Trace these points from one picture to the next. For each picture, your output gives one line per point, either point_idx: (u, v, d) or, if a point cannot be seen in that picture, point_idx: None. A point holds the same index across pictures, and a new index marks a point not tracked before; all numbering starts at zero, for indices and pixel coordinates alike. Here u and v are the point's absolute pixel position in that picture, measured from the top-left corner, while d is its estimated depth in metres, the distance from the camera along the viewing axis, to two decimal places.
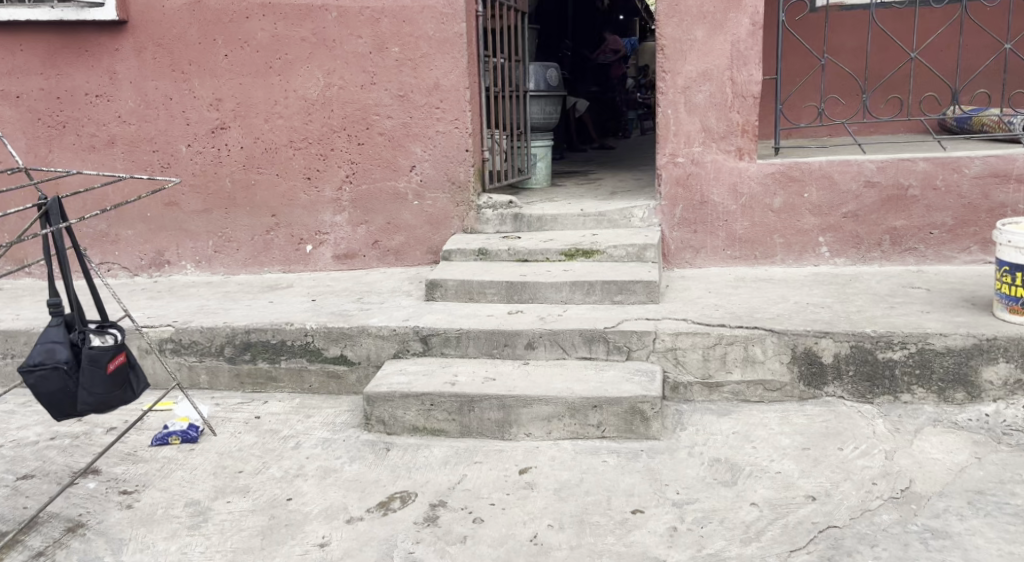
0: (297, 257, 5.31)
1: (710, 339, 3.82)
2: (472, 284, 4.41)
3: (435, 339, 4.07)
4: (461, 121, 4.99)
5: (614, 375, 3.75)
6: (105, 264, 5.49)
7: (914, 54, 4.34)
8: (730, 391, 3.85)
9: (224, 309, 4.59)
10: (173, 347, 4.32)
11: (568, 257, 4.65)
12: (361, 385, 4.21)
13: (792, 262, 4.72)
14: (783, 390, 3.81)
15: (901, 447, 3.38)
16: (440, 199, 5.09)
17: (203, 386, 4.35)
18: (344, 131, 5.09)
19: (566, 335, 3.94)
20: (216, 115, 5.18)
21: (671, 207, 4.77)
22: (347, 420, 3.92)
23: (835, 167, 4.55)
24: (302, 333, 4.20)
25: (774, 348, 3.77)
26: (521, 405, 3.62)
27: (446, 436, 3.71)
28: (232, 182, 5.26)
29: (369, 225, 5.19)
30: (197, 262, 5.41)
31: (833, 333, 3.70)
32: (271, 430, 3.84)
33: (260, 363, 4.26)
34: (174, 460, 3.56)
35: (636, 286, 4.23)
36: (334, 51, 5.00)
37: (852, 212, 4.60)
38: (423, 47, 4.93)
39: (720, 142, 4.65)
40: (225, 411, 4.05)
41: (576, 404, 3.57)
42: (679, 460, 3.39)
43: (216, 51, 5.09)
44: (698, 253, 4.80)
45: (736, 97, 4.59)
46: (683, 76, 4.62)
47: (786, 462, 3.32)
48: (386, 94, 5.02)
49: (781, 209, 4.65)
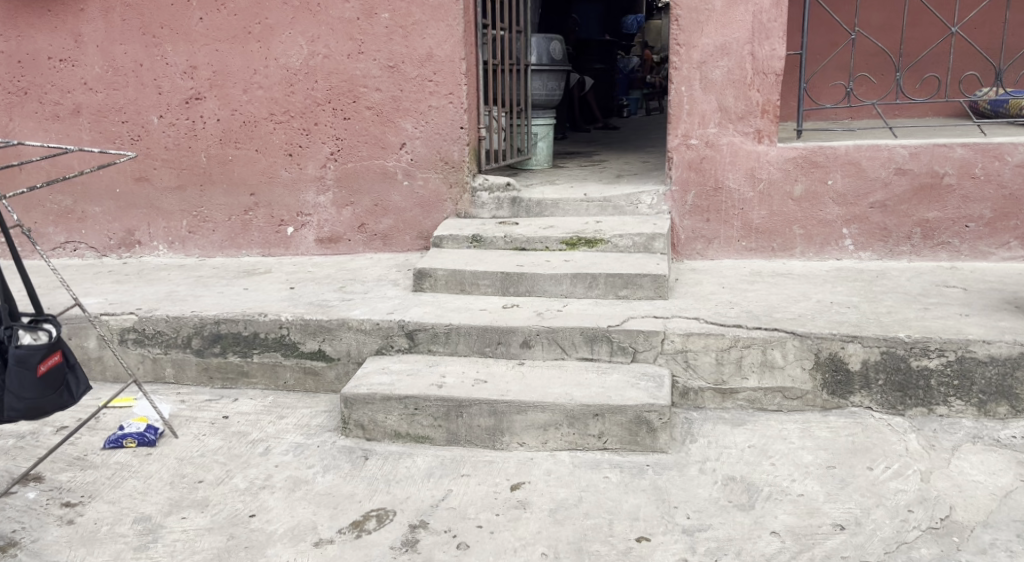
0: (278, 240, 4.93)
1: (724, 342, 3.45)
2: (465, 274, 4.05)
3: (423, 335, 3.71)
4: (456, 95, 4.58)
5: (617, 380, 3.39)
6: (71, 244, 5.11)
7: (955, 28, 3.95)
8: (745, 398, 3.49)
9: (194, 296, 4.21)
10: (136, 338, 3.95)
11: (569, 246, 4.28)
12: (340, 384, 3.84)
13: (812, 255, 4.34)
14: (804, 399, 3.44)
15: (937, 467, 3.01)
16: (432, 179, 4.70)
17: (168, 380, 3.97)
18: (329, 104, 4.70)
19: (565, 333, 3.58)
20: (190, 84, 4.79)
21: (682, 193, 4.40)
22: (323, 423, 3.56)
23: (864, 152, 4.16)
24: (277, 326, 3.84)
25: (795, 353, 3.40)
26: (514, 412, 3.26)
27: (431, 443, 3.36)
28: (208, 157, 4.87)
29: (355, 206, 4.80)
30: (170, 243, 5.03)
31: (861, 338, 3.32)
32: (239, 433, 3.48)
33: (230, 357, 3.89)
34: (127, 467, 3.19)
35: (643, 280, 3.86)
36: (319, 16, 4.60)
37: (879, 202, 4.21)
38: (416, 13, 4.52)
39: (738, 123, 4.27)
40: (191, 409, 3.68)
41: (575, 413, 3.22)
42: (689, 479, 3.03)
43: (190, 13, 4.69)
44: (711, 244, 4.43)
45: (756, 73, 4.20)
46: (699, 50, 4.22)
47: (810, 483, 2.95)
48: (375, 65, 4.62)
49: (802, 197, 4.27)
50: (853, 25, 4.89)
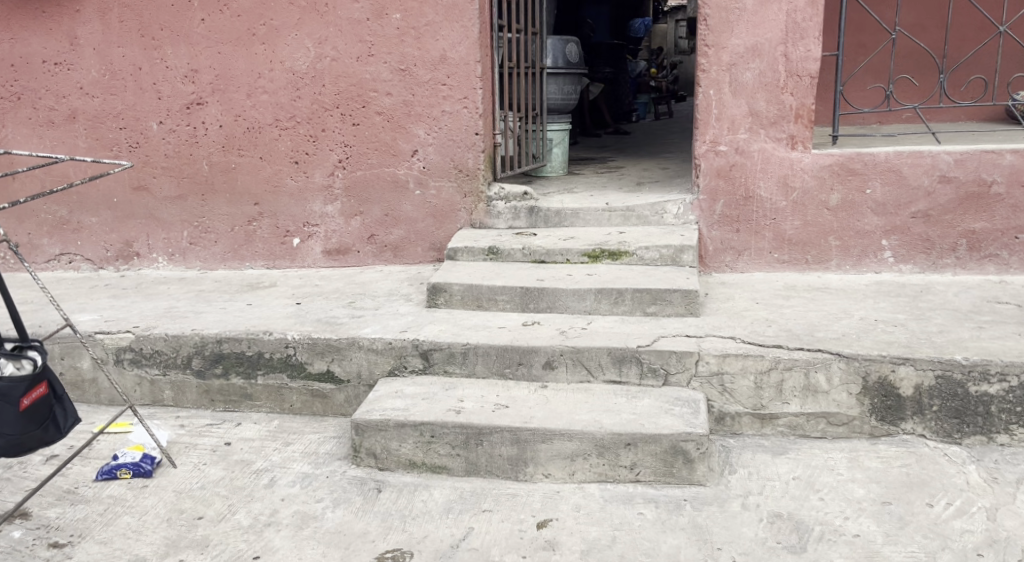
0: (283, 251, 4.70)
1: (764, 363, 3.21)
2: (482, 289, 3.81)
3: (438, 355, 3.47)
4: (471, 99, 4.35)
5: (649, 406, 3.14)
6: (67, 256, 4.88)
7: (1003, 26, 3.73)
8: (786, 424, 3.24)
9: (194, 313, 3.97)
10: (133, 358, 3.70)
11: (591, 258, 4.04)
12: (349, 407, 3.60)
13: (849, 268, 4.10)
14: (850, 425, 3.19)
15: (1003, 504, 2.76)
16: (446, 188, 4.46)
17: (167, 404, 3.73)
18: (337, 110, 4.47)
19: (591, 354, 3.34)
20: (191, 89, 4.56)
21: (710, 202, 4.15)
22: (332, 450, 3.31)
23: (905, 159, 3.92)
24: (283, 345, 3.60)
25: (841, 377, 3.15)
26: (539, 440, 3.01)
27: (449, 474, 3.12)
28: (210, 165, 4.64)
29: (364, 216, 4.57)
30: (170, 255, 4.80)
31: (914, 360, 3.07)
32: (242, 461, 3.23)
33: (233, 379, 3.65)
34: (121, 501, 2.95)
35: (673, 296, 3.62)
36: (326, 16, 4.37)
37: (922, 211, 3.97)
38: (429, 13, 4.29)
39: (770, 128, 4.03)
40: (190, 435, 3.43)
41: (605, 442, 2.97)
42: (732, 516, 2.78)
43: (191, 14, 4.47)
44: (740, 256, 4.18)
45: (790, 76, 3.96)
46: (729, 51, 3.98)
47: (865, 521, 2.70)
48: (385, 67, 4.39)
49: (838, 207, 4.03)
50: (891, 25, 4.82)
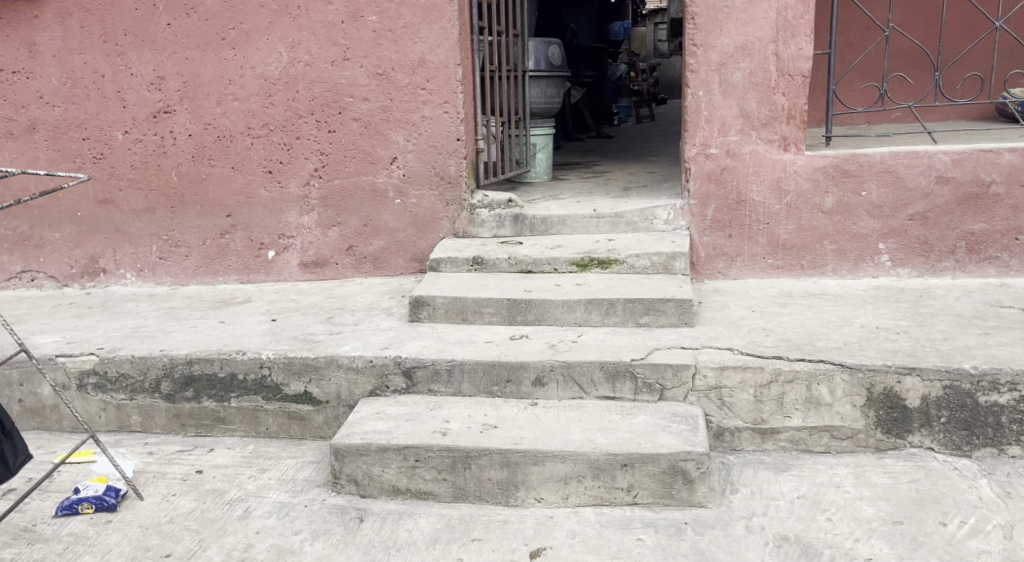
0: (258, 265, 4.50)
1: (763, 376, 3.06)
2: (467, 301, 3.64)
3: (422, 372, 3.29)
4: (452, 104, 4.19)
5: (645, 423, 2.98)
6: (29, 273, 4.65)
7: (999, 23, 3.56)
8: (788, 439, 3.10)
9: (164, 332, 3.76)
10: (97, 383, 3.50)
11: (580, 267, 3.89)
12: (329, 429, 3.42)
13: (846, 273, 3.96)
14: (855, 439, 3.05)
15: (1020, 521, 2.62)
16: (427, 197, 4.30)
17: (135, 430, 3.52)
18: (312, 116, 4.29)
19: (583, 369, 3.18)
20: (158, 97, 4.37)
21: (702, 207, 4.01)
22: (310, 477, 3.13)
23: (901, 160, 3.80)
24: (258, 365, 3.41)
25: (844, 388, 3.01)
26: (530, 463, 2.85)
27: (436, 500, 2.95)
28: (179, 176, 4.45)
29: (342, 227, 4.39)
30: (139, 271, 4.59)
31: (921, 370, 2.94)
32: (214, 491, 3.04)
33: (205, 402, 3.46)
34: (82, 539, 2.75)
35: (667, 306, 3.47)
36: (299, 20, 4.19)
37: (920, 213, 3.85)
38: (406, 15, 4.13)
39: (762, 130, 3.89)
40: (159, 464, 3.24)
41: (601, 463, 2.81)
42: (736, 540, 2.62)
43: (156, 19, 4.28)
44: (733, 262, 4.04)
45: (781, 75, 3.83)
46: (718, 50, 3.85)
47: (876, 544, 2.55)
48: (361, 72, 4.21)
49: (833, 210, 3.90)
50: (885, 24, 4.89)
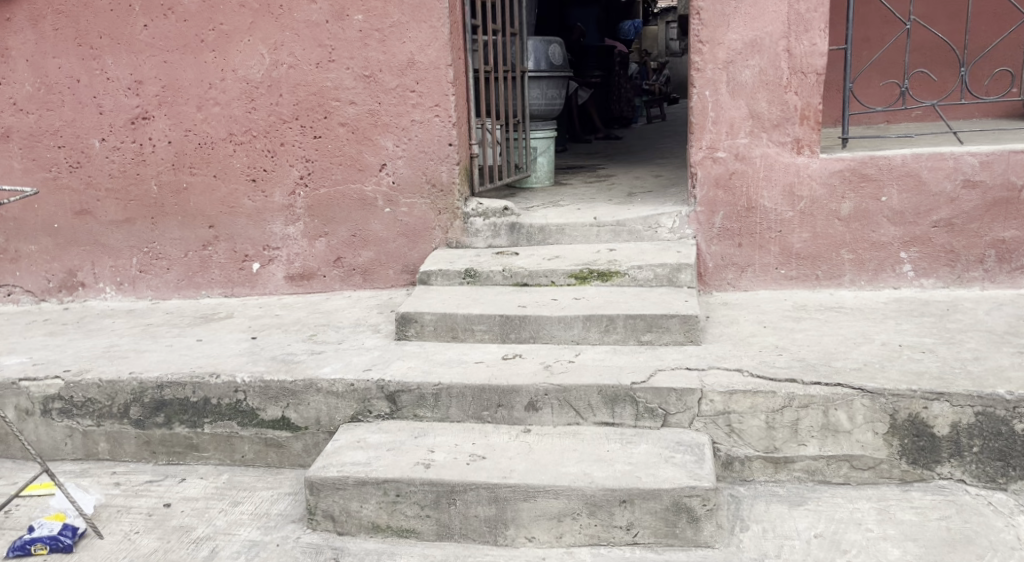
0: (242, 278, 4.28)
1: (776, 401, 2.80)
2: (456, 318, 3.40)
3: (407, 397, 3.06)
4: (443, 107, 3.95)
5: (646, 454, 2.73)
6: (5, 288, 4.45)
7: None
8: (803, 469, 2.84)
9: (137, 352, 3.55)
10: (62, 408, 3.29)
11: (579, 280, 3.64)
12: (309, 457, 3.19)
13: (864, 284, 3.70)
14: (877, 470, 2.78)
15: None
16: (418, 205, 4.06)
17: (103, 458, 3.31)
18: (296, 121, 4.06)
19: (579, 393, 2.93)
20: (136, 102, 4.16)
21: (709, 214, 3.76)
22: (285, 511, 2.90)
23: (924, 163, 3.54)
24: (232, 389, 3.18)
25: (865, 414, 2.75)
26: (520, 499, 2.60)
27: (418, 538, 2.71)
28: (159, 185, 4.23)
29: (330, 238, 4.16)
30: (119, 284, 4.38)
31: (950, 395, 2.67)
32: (181, 528, 2.82)
33: (177, 429, 3.23)
34: None
35: (671, 322, 3.22)
36: (281, 19, 3.97)
37: (945, 220, 3.58)
38: (394, 13, 3.90)
39: (773, 131, 3.63)
40: (125, 497, 3.02)
41: (597, 499, 2.56)
42: None
43: (133, 20, 4.07)
44: (744, 273, 3.78)
45: (793, 73, 3.57)
46: (725, 47, 3.59)
47: None
48: (348, 74, 3.98)
49: (851, 216, 3.63)
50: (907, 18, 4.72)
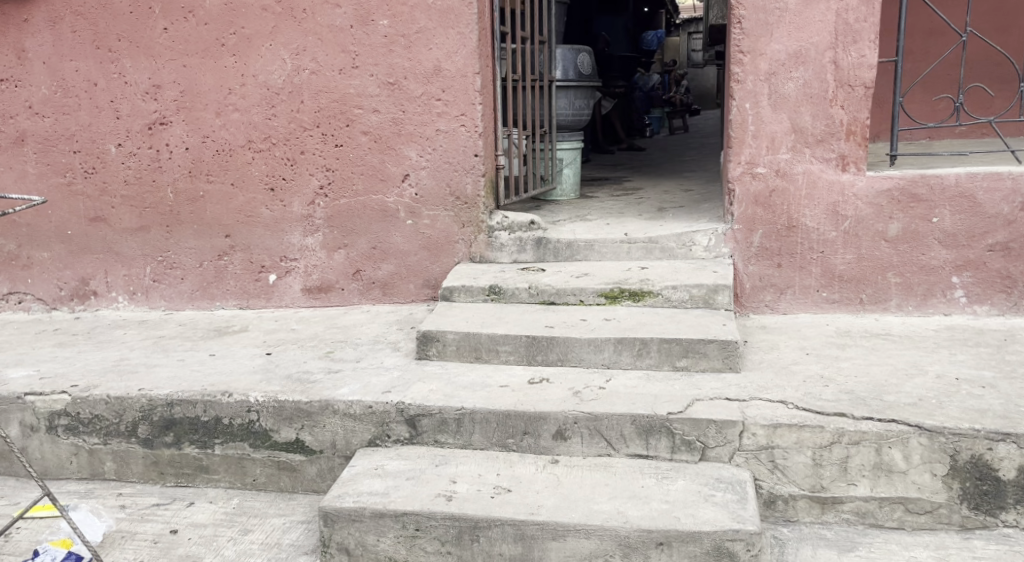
0: (258, 290, 4.14)
1: (824, 437, 2.61)
2: (480, 337, 3.23)
3: (427, 421, 2.89)
4: (469, 116, 3.80)
5: (684, 492, 2.54)
6: (16, 295, 4.33)
7: None
8: (853, 511, 2.64)
9: (146, 366, 3.40)
10: (68, 425, 3.14)
11: (608, 300, 3.46)
12: (323, 482, 3.03)
13: (912, 310, 3.50)
14: (934, 514, 2.58)
15: None
16: (441, 218, 3.90)
17: (109, 478, 3.17)
18: (317, 129, 3.92)
19: (611, 422, 2.75)
20: (154, 107, 4.03)
21: (747, 233, 3.57)
22: (297, 541, 2.74)
23: (980, 183, 3.34)
24: (244, 409, 3.03)
25: (921, 454, 2.55)
26: (549, 538, 2.43)
27: None
28: (175, 192, 4.10)
29: (349, 250, 4.01)
30: (131, 293, 4.25)
31: (1017, 436, 2.47)
32: (187, 558, 2.66)
33: (186, 449, 3.08)
34: None
35: (708, 348, 3.03)
36: (304, 24, 3.83)
37: (1002, 243, 3.37)
38: (420, 19, 3.75)
39: (817, 147, 3.45)
40: (131, 521, 2.87)
41: (632, 541, 2.38)
42: None
43: (152, 23, 3.95)
44: (783, 295, 3.59)
45: (840, 86, 3.38)
46: (768, 58, 3.41)
47: None
48: (371, 81, 3.84)
49: (899, 237, 3.44)
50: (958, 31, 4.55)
